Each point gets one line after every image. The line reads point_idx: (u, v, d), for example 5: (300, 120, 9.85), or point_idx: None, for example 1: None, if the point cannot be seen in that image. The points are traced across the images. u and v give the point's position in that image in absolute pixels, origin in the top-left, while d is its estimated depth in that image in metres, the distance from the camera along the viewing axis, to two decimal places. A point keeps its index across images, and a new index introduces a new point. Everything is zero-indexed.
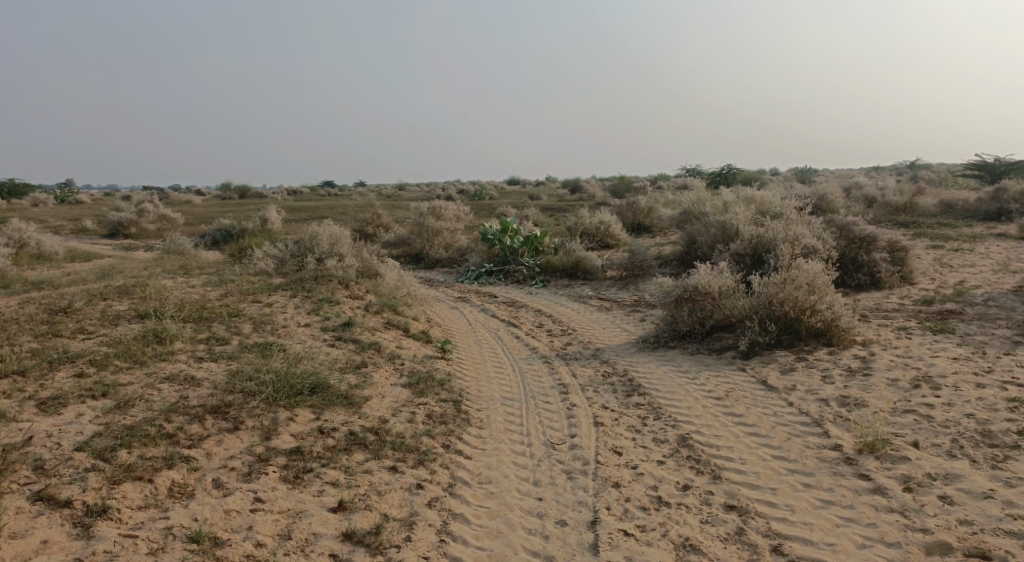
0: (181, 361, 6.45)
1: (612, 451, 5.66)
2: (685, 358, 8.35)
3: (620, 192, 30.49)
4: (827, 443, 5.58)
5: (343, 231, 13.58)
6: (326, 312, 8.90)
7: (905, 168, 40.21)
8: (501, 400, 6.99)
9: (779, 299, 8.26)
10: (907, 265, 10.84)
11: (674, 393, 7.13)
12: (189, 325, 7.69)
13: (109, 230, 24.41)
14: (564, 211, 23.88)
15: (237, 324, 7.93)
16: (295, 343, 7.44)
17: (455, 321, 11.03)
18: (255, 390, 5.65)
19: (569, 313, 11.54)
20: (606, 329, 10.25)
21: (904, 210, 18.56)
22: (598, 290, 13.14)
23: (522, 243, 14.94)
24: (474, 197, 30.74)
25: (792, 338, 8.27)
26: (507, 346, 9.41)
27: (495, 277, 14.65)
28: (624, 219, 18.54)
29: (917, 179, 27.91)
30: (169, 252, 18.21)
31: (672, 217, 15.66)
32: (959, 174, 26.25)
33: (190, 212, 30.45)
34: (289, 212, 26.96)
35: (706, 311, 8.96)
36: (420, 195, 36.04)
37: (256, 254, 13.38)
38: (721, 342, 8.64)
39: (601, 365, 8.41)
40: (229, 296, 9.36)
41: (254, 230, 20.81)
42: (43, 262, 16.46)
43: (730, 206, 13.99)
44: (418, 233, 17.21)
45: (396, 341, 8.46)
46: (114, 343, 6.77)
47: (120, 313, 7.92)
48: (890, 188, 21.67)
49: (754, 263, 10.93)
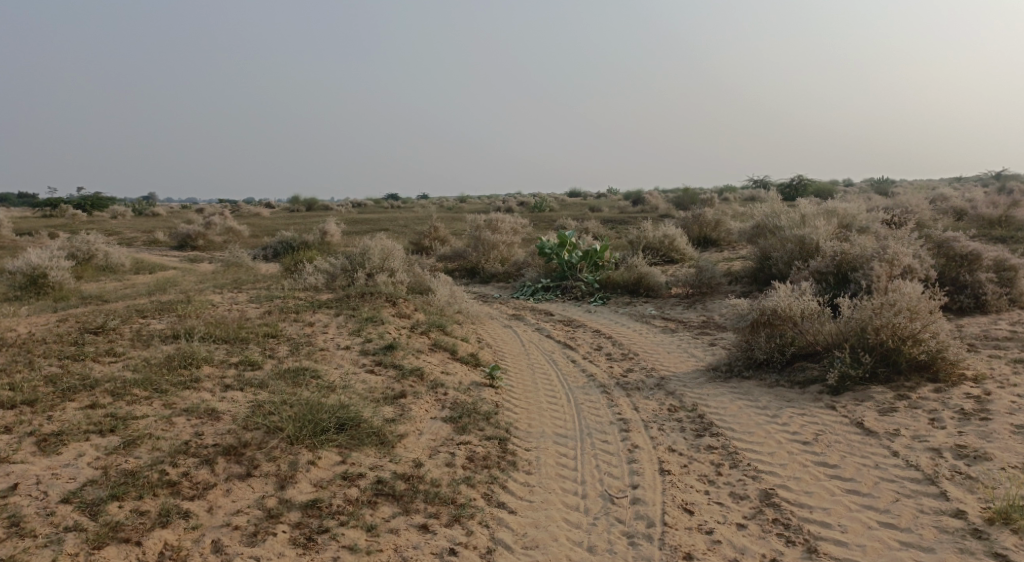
0: (203, 389, 5.84)
1: (682, 510, 4.94)
2: (762, 392, 7.48)
3: (685, 204, 29.47)
4: (946, 508, 4.79)
5: (395, 245, 13.05)
6: (369, 333, 8.27)
7: (993, 179, 38.06)
8: (554, 439, 6.24)
9: (875, 325, 7.32)
10: (1015, 287, 9.71)
11: (751, 437, 6.25)
12: (222, 347, 7.11)
13: (176, 242, 24.60)
14: (627, 223, 23.01)
15: (273, 347, 7.34)
16: (332, 369, 6.81)
17: (508, 341, 10.33)
18: (277, 426, 4.99)
19: (631, 334, 10.71)
20: (671, 354, 9.38)
21: (999, 224, 17.17)
22: (661, 309, 12.27)
23: (581, 257, 14.19)
24: (535, 209, 30.10)
25: (889, 371, 7.32)
26: (563, 371, 8.63)
27: (552, 293, 13.93)
28: (690, 233, 17.58)
29: (1009, 190, 26.23)
30: (227, 264, 17.99)
31: (743, 230, 14.69)
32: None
33: (256, 224, 30.59)
34: (350, 224, 26.74)
35: (786, 337, 8.06)
36: (483, 208, 35.67)
37: (306, 269, 12.91)
38: (805, 374, 7.71)
39: (667, 397, 7.57)
40: (270, 314, 8.81)
41: (314, 243, 20.53)
42: (105, 274, 16.34)
43: (809, 220, 12.96)
44: (474, 246, 16.56)
45: (442, 367, 7.78)
46: (138, 367, 6.21)
47: (152, 333, 7.40)
48: (980, 200, 20.23)
49: (837, 282, 9.95)
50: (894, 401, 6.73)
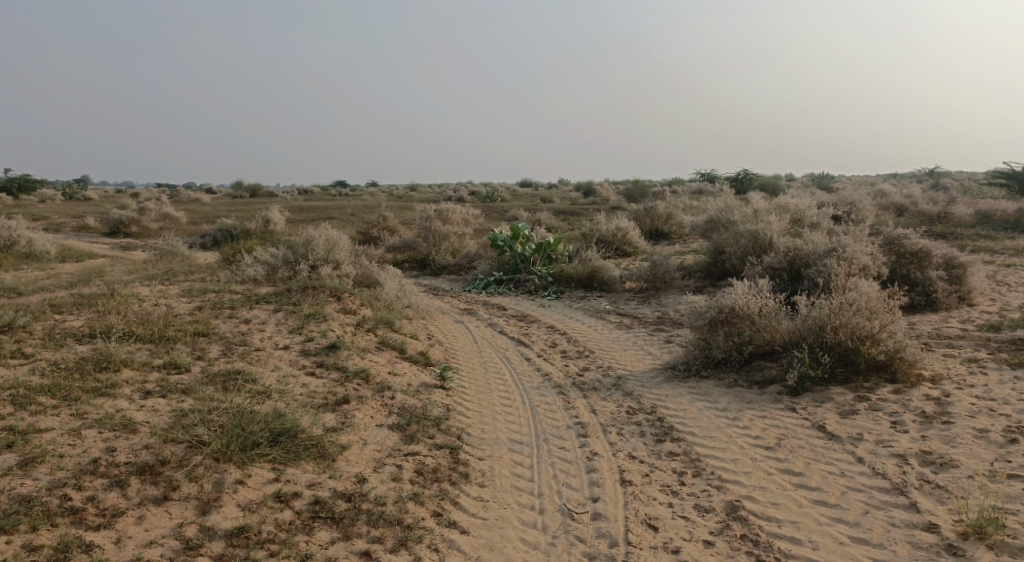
0: (120, 397, 5.34)
1: (646, 526, 4.67)
2: (720, 393, 7.25)
3: (634, 196, 29.39)
4: (917, 522, 4.58)
5: (340, 236, 12.52)
6: (309, 331, 7.79)
7: (928, 175, 39.00)
8: (507, 446, 5.89)
9: (834, 325, 7.13)
10: (965, 284, 9.67)
11: (713, 442, 5.99)
12: (147, 348, 6.59)
13: (109, 228, 23.54)
14: (578, 215, 22.76)
15: (204, 346, 6.84)
16: (267, 372, 6.35)
17: (459, 338, 9.93)
18: (201, 442, 4.55)
19: (585, 330, 10.41)
20: (628, 352, 9.09)
21: (939, 220, 17.37)
22: (616, 304, 11.99)
23: (533, 250, 13.86)
24: (486, 199, 29.67)
25: (848, 371, 7.14)
26: (516, 371, 8.26)
27: (505, 287, 13.58)
28: (641, 225, 17.39)
29: (943, 187, 26.86)
30: (163, 252, 17.19)
31: (695, 224, 14.52)
32: (984, 181, 25.13)
33: (196, 210, 29.49)
34: (295, 213, 25.92)
35: (744, 336, 7.86)
36: (432, 197, 35.08)
37: (246, 259, 12.30)
38: (763, 374, 7.49)
39: (624, 398, 7.29)
40: (203, 310, 8.27)
41: (256, 232, 19.79)
42: (29, 262, 15.42)
43: (762, 215, 12.83)
44: (424, 237, 16.09)
45: (389, 367, 7.36)
46: (49, 371, 5.68)
47: (69, 332, 6.83)
48: (920, 196, 20.52)
49: (791, 278, 9.80)
50: (855, 403, 6.55)
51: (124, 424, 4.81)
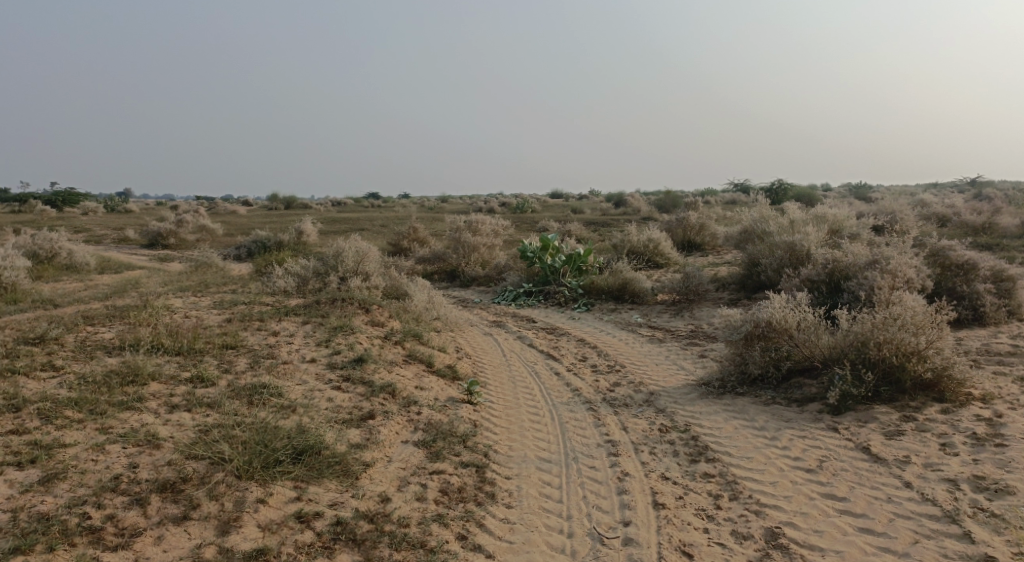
0: (145, 411, 5.26)
1: (680, 553, 4.58)
2: (757, 411, 7.01)
3: (666, 207, 29.07)
4: (973, 553, 4.44)
5: (370, 247, 12.47)
6: (337, 344, 7.70)
7: (969, 185, 38.10)
8: (536, 465, 5.73)
9: (877, 340, 6.85)
10: (1014, 298, 9.29)
11: (750, 463, 5.76)
12: (175, 361, 6.53)
13: (146, 239, 23.85)
14: (610, 226, 22.56)
15: (231, 359, 6.76)
16: (294, 386, 6.25)
17: (488, 351, 9.79)
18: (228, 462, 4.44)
19: (617, 344, 10.21)
20: (660, 366, 8.87)
21: (982, 231, 16.85)
22: (648, 317, 11.76)
23: (563, 262, 13.69)
24: (517, 210, 29.60)
25: (892, 390, 6.86)
26: (545, 385, 8.09)
27: (535, 299, 13.42)
28: (674, 236, 17.13)
29: (985, 197, 26.18)
30: (197, 264, 17.32)
31: (729, 235, 14.23)
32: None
33: (232, 222, 29.81)
34: (328, 224, 26.05)
35: (781, 351, 7.61)
36: (463, 208, 35.11)
37: (277, 271, 12.29)
38: (802, 391, 7.23)
39: (657, 415, 7.08)
40: (231, 322, 8.22)
41: (289, 243, 19.88)
42: (67, 274, 15.61)
43: (799, 226, 12.52)
44: (454, 248, 16.00)
45: (416, 381, 7.23)
46: (76, 384, 5.63)
47: (98, 344, 6.80)
48: (961, 205, 19.97)
49: (830, 291, 9.51)
50: (900, 424, 6.28)
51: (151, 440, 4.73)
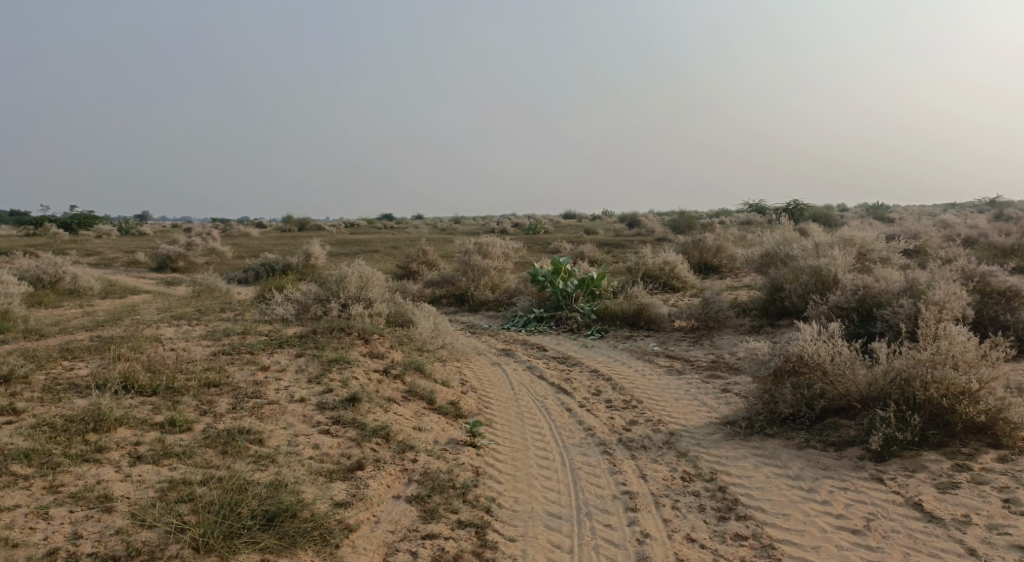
0: (105, 464, 4.68)
1: None
2: (790, 456, 6.36)
3: (681, 228, 28.43)
4: None
5: (374, 271, 11.88)
6: (329, 380, 7.10)
7: (988, 205, 37.30)
8: (545, 523, 5.15)
9: (923, 380, 6.19)
10: None
11: (786, 522, 5.31)
12: (150, 403, 5.96)
13: (156, 263, 23.54)
14: (623, 247, 21.93)
15: (213, 399, 6.17)
16: (278, 430, 5.67)
17: (496, 383, 9.16)
18: (193, 535, 3.99)
19: (633, 375, 9.55)
20: (680, 402, 8.19)
21: (1011, 253, 16.11)
22: (665, 345, 11.10)
23: (576, 286, 13.09)
24: (530, 231, 29.10)
25: (941, 434, 6.19)
26: (556, 423, 7.45)
27: (546, 324, 12.82)
28: (689, 258, 16.48)
29: (1004, 218, 25.43)
30: (202, 287, 16.82)
31: (749, 258, 13.57)
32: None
33: (243, 244, 29.43)
34: (338, 246, 25.59)
35: (814, 389, 6.94)
36: (476, 229, 34.65)
37: (277, 297, 11.74)
38: (839, 434, 6.57)
39: (679, 460, 6.43)
40: (220, 355, 7.63)
41: (297, 266, 19.39)
42: (69, 299, 15.14)
43: (823, 249, 11.86)
44: (463, 271, 15.41)
45: (415, 422, 6.63)
46: (34, 431, 5.08)
47: (68, 383, 6.23)
48: (985, 226, 19.24)
49: (862, 320, 8.83)
50: (954, 475, 5.67)
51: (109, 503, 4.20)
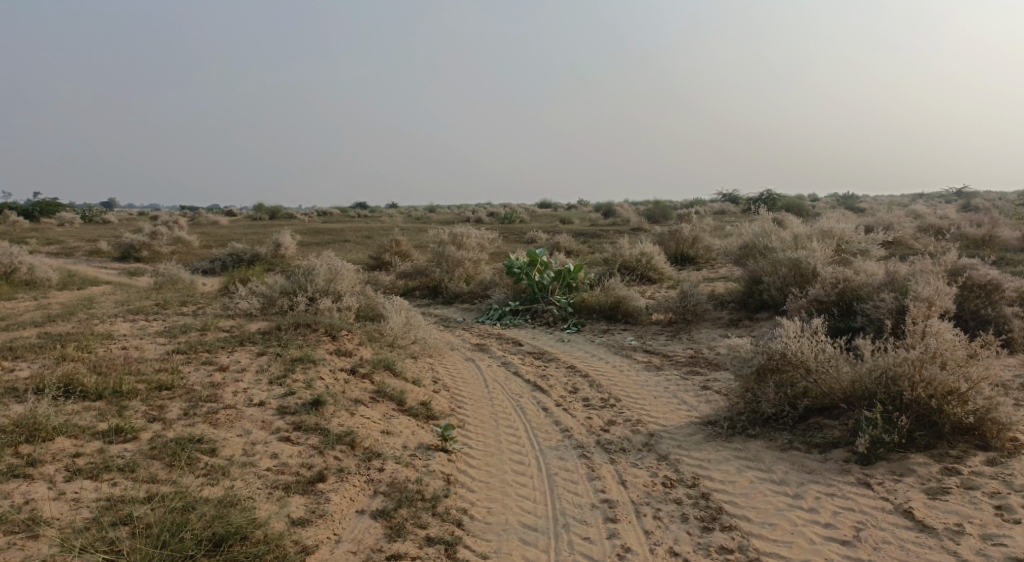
0: (38, 480, 4.33)
1: None
2: (774, 458, 6.10)
3: (656, 218, 28.24)
4: None
5: (343, 263, 11.45)
6: (291, 381, 6.71)
7: (955, 196, 37.70)
8: (519, 537, 4.90)
9: (912, 380, 5.94)
10: None
11: (773, 533, 5.11)
12: (95, 408, 5.55)
13: (120, 252, 22.86)
14: (598, 237, 21.68)
15: (164, 404, 5.78)
16: (232, 437, 5.29)
17: (469, 381, 8.82)
18: None
19: (610, 372, 9.25)
20: (658, 401, 7.90)
21: (983, 244, 16.06)
22: (642, 340, 10.82)
23: (552, 278, 12.76)
24: (504, 220, 28.76)
25: (929, 436, 5.95)
26: (531, 425, 7.12)
27: (521, 318, 12.49)
28: (665, 249, 16.23)
29: (972, 209, 25.57)
30: (166, 278, 16.24)
31: (726, 249, 13.31)
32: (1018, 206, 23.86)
33: (211, 234, 28.75)
34: (309, 236, 25.04)
35: (798, 387, 6.65)
36: (450, 218, 34.24)
37: (241, 291, 11.28)
38: (824, 434, 6.31)
39: (660, 464, 6.14)
40: (176, 355, 7.20)
41: (266, 257, 18.87)
42: (25, 291, 14.53)
43: (802, 241, 11.63)
44: (437, 263, 15.01)
45: (382, 425, 6.27)
46: None
47: (6, 387, 5.80)
48: (957, 217, 19.22)
49: (843, 314, 8.58)
50: (944, 479, 5.44)
51: (42, 536, 3.89)
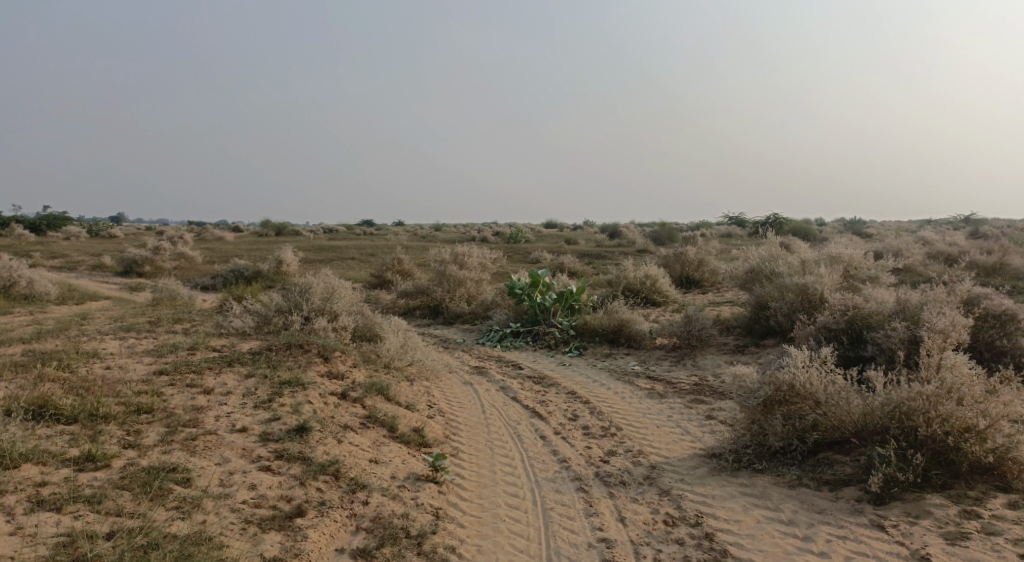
0: None
1: None
2: (782, 496, 5.79)
3: (662, 240, 27.99)
4: None
5: (340, 281, 11.18)
6: (278, 406, 6.44)
7: (962, 224, 37.46)
8: None
9: (928, 415, 5.64)
10: None
11: None
12: (68, 433, 5.28)
13: (122, 267, 22.65)
14: (604, 259, 21.40)
15: (142, 428, 5.51)
16: (210, 466, 5.02)
17: (466, 406, 8.53)
18: None
19: (611, 398, 8.94)
20: (660, 430, 7.59)
21: (994, 272, 15.75)
22: (646, 365, 10.53)
23: (554, 299, 12.47)
24: (509, 240, 28.54)
25: (945, 475, 5.63)
26: (528, 454, 6.82)
27: (522, 340, 12.21)
28: (671, 271, 15.95)
29: (981, 236, 25.28)
30: (165, 293, 15.99)
31: (732, 273, 13.02)
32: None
33: (215, 249, 28.56)
34: (312, 253, 24.81)
35: (806, 420, 6.29)
36: (455, 237, 34.03)
37: (235, 308, 11.02)
38: (835, 471, 6.00)
39: (661, 500, 5.84)
40: (160, 376, 6.93)
41: (268, 273, 18.63)
42: (21, 305, 14.29)
43: (810, 266, 11.34)
44: (438, 282, 14.74)
45: (371, 454, 5.99)
46: None
47: None
48: (966, 244, 18.93)
49: (853, 343, 8.28)
50: (962, 523, 5.18)
51: None
